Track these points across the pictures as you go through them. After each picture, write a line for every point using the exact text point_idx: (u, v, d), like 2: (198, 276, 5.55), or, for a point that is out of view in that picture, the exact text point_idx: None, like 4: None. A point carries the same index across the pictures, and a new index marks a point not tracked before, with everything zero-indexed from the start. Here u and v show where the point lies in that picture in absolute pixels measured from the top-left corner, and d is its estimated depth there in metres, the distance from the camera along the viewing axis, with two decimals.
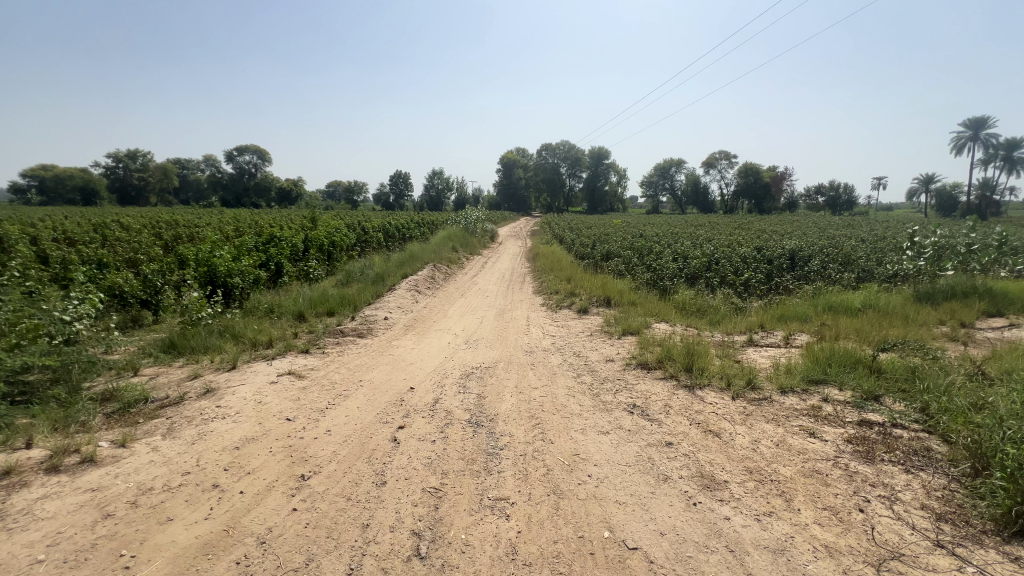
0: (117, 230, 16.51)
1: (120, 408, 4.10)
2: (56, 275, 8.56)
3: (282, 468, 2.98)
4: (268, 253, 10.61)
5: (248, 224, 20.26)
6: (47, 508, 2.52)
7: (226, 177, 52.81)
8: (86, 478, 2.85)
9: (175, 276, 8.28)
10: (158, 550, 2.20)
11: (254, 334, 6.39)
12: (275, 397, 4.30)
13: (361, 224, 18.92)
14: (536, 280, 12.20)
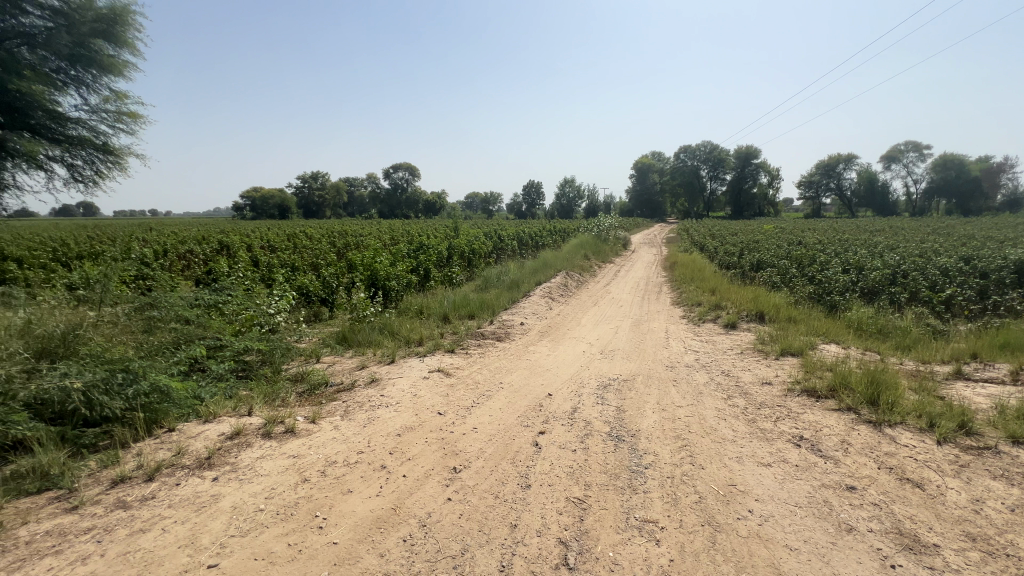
0: (304, 240, 19.94)
1: (308, 389, 4.90)
2: (264, 276, 10.65)
3: (437, 458, 3.25)
4: (418, 260, 11.80)
5: (402, 233, 22.83)
6: (264, 467, 3.10)
7: (384, 192, 60.10)
8: (289, 445, 3.45)
9: (346, 279, 9.69)
10: (342, 517, 2.55)
11: (408, 333, 7.13)
12: (428, 391, 4.72)
13: (497, 233, 19.97)
14: (674, 290, 11.53)
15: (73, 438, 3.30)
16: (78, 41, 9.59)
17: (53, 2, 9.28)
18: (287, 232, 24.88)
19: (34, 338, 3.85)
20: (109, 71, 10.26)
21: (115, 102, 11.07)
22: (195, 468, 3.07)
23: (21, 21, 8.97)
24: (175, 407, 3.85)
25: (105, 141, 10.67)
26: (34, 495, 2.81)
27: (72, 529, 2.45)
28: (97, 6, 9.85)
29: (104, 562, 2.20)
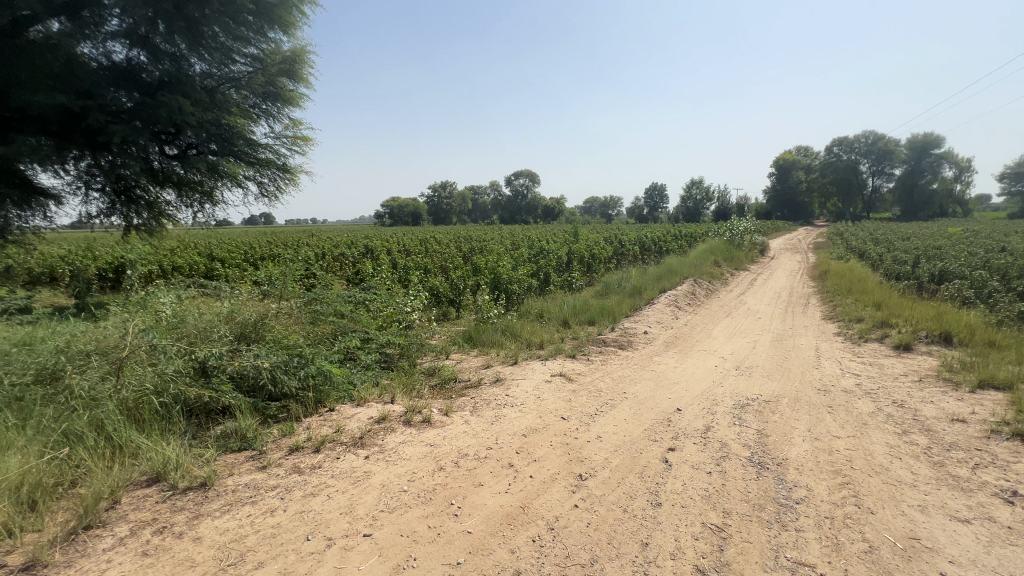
0: (436, 244, 21.63)
1: (440, 383, 5.28)
2: (402, 277, 11.78)
3: (562, 463, 3.26)
4: (539, 265, 12.02)
5: (522, 239, 23.52)
6: (405, 451, 3.41)
7: (506, 198, 62.57)
8: (426, 434, 3.74)
9: (472, 282, 10.26)
10: (475, 508, 2.69)
11: (530, 336, 7.29)
12: (551, 395, 4.77)
13: (618, 238, 19.52)
14: (825, 303, 10.12)
15: (262, 409, 4.00)
16: (269, 80, 11.63)
17: (253, 50, 11.40)
18: (419, 238, 27.23)
19: (237, 323, 4.72)
20: (289, 103, 12.25)
21: (292, 129, 13.19)
22: (351, 446, 3.49)
23: (232, 68, 11.17)
24: (335, 390, 4.43)
25: (284, 162, 12.77)
26: (236, 452, 3.45)
27: (263, 485, 2.95)
28: (284, 50, 11.86)
29: (286, 517, 2.60)
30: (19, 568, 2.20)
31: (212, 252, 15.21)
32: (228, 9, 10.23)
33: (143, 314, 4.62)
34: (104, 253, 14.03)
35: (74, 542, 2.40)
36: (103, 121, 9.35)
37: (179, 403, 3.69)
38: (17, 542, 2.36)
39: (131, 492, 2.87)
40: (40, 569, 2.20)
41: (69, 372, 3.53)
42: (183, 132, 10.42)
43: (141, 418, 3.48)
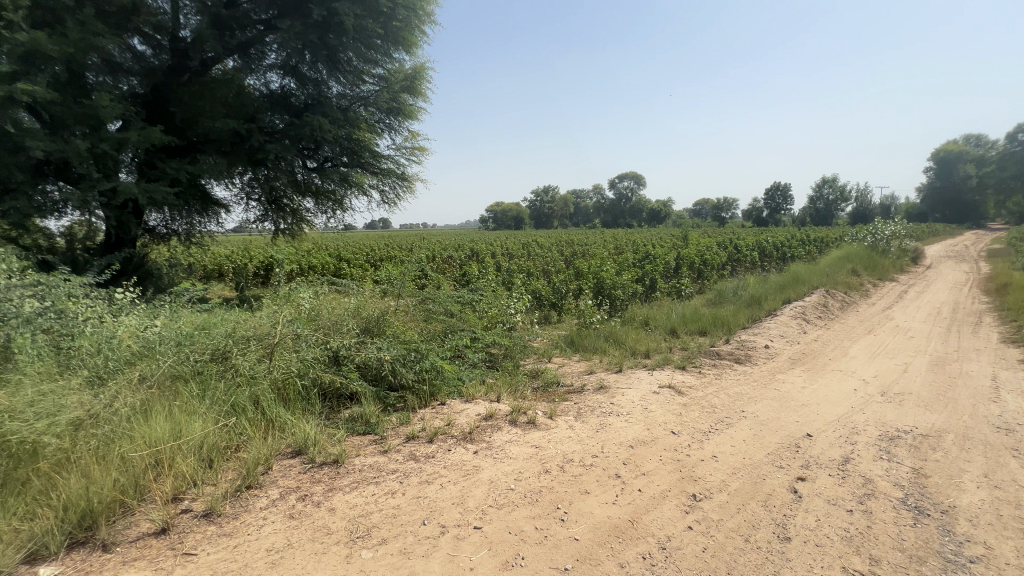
0: (538, 248, 21.88)
1: (543, 386, 5.31)
2: (505, 279, 12.10)
3: (674, 479, 3.09)
4: (644, 270, 11.55)
5: (627, 243, 22.83)
6: (511, 451, 3.48)
7: (609, 202, 61.41)
8: (531, 436, 3.79)
9: (575, 286, 10.18)
10: (582, 515, 2.66)
11: (634, 343, 7.02)
12: (659, 407, 4.55)
13: (734, 243, 18.05)
14: (1006, 323, 8.33)
15: (383, 397, 4.37)
16: (393, 97, 12.73)
17: (380, 71, 12.56)
18: (522, 241, 27.84)
19: (362, 318, 5.22)
20: (409, 116, 13.29)
21: (411, 140, 14.29)
22: (461, 439, 3.66)
23: (362, 88, 12.43)
24: (445, 385, 4.67)
25: (403, 171, 13.86)
26: (362, 435, 3.80)
27: (385, 467, 3.21)
28: (406, 68, 12.90)
29: (405, 500, 2.80)
30: (201, 513, 2.65)
31: (341, 253, 17.03)
32: (361, 36, 11.40)
33: (288, 306, 5.31)
34: (258, 253, 16.45)
35: (239, 498, 2.83)
36: (262, 141, 10.98)
37: (316, 386, 4.18)
38: (200, 490, 2.85)
39: (281, 461, 3.30)
40: (216, 517, 2.63)
41: (235, 353, 4.18)
42: (322, 146, 11.83)
43: (288, 396, 4.00)
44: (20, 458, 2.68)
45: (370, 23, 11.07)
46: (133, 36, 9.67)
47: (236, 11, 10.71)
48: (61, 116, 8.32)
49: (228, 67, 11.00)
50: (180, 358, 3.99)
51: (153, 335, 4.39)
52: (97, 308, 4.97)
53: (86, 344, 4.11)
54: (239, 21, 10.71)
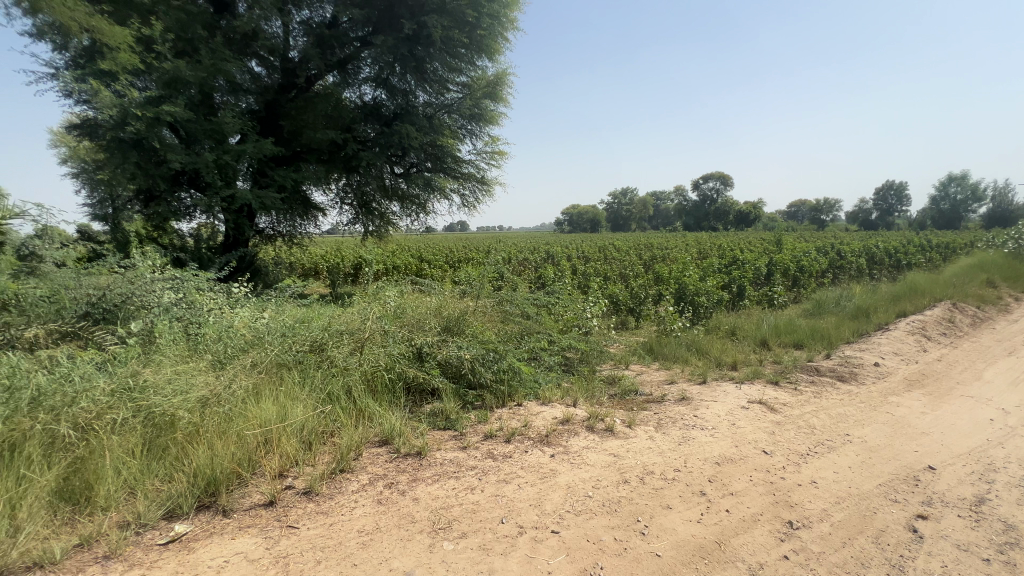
0: (615, 251, 21.36)
1: (620, 394, 5.15)
2: (581, 283, 11.96)
3: (766, 503, 2.87)
4: (731, 276, 10.84)
5: (711, 247, 21.58)
6: (589, 457, 3.44)
7: (692, 203, 58.56)
8: (609, 443, 3.71)
9: (655, 292, 9.79)
10: (663, 531, 2.56)
11: (720, 354, 6.60)
12: (749, 423, 4.24)
13: (836, 248, 16.36)
14: None
15: (462, 395, 4.50)
16: (475, 103, 13.13)
17: (464, 79, 13.01)
18: (599, 244, 27.40)
19: (443, 317, 5.42)
20: (490, 122, 13.62)
21: (491, 145, 14.64)
22: (538, 442, 3.67)
23: (447, 96, 12.95)
24: (522, 387, 4.71)
25: (483, 175, 14.24)
26: (442, 430, 3.95)
27: (464, 463, 3.31)
28: (488, 75, 13.24)
29: (484, 497, 2.87)
30: (302, 490, 2.91)
31: (422, 254, 17.86)
32: (448, 47, 11.88)
33: (376, 304, 5.66)
34: (349, 253, 17.73)
35: (334, 479, 3.06)
36: (356, 150, 11.83)
37: (401, 380, 4.41)
38: (302, 470, 3.13)
39: (370, 449, 3.53)
40: (315, 495, 2.87)
41: (330, 346, 4.54)
42: (409, 153, 12.50)
43: (376, 388, 4.26)
44: (159, 427, 3.07)
45: (456, 33, 11.51)
46: (252, 59, 10.87)
47: (336, 30, 11.65)
48: (195, 132, 9.56)
49: (329, 82, 12.00)
50: (284, 348, 4.41)
51: (262, 326, 4.90)
52: (218, 300, 5.63)
53: (209, 332, 4.68)
54: (339, 39, 11.64)
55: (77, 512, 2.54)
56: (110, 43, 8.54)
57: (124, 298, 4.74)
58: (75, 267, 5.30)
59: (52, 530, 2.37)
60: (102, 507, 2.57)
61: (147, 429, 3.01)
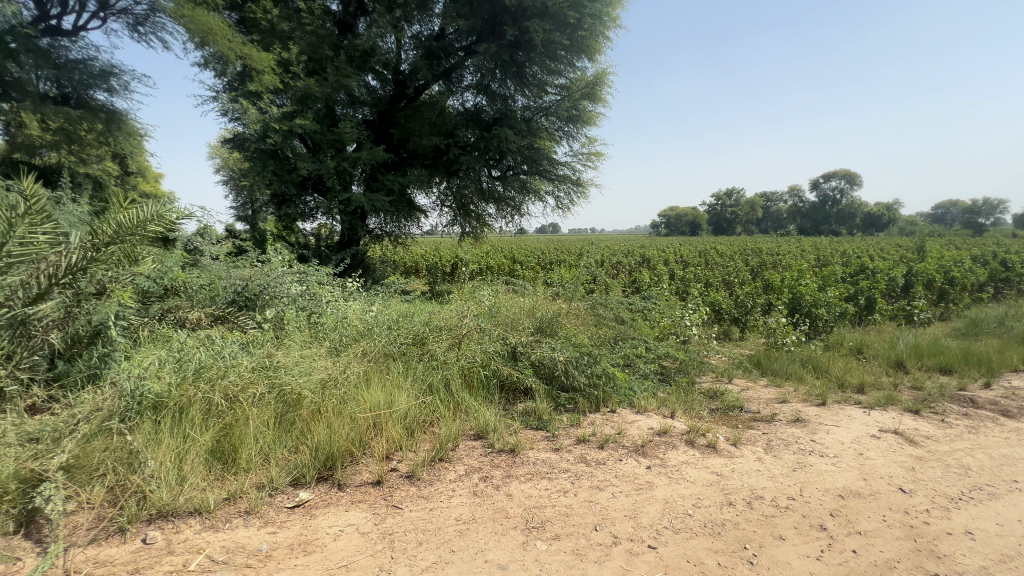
0: (718, 256, 20.00)
1: (722, 409, 4.79)
2: (679, 289, 11.38)
3: (905, 550, 2.49)
4: (858, 287, 9.58)
5: (832, 253, 19.29)
6: (689, 474, 3.24)
7: (809, 204, 52.86)
8: (710, 461, 3.47)
9: (763, 301, 8.98)
10: (775, 564, 2.33)
11: (843, 373, 5.86)
12: (881, 455, 3.71)
13: (999, 257, 13.74)
14: None
15: (554, 397, 4.49)
16: (573, 105, 13.09)
17: (563, 81, 13.03)
18: (699, 248, 25.81)
19: (537, 318, 5.46)
20: (588, 123, 13.49)
21: (588, 146, 14.49)
22: (633, 451, 3.56)
23: (545, 99, 13.07)
24: (616, 393, 4.59)
25: (579, 177, 14.14)
26: (535, 429, 3.98)
27: (556, 465, 3.30)
28: (588, 75, 13.12)
29: (577, 501, 2.84)
30: (405, 474, 3.10)
31: (515, 255, 18.20)
32: (548, 50, 11.98)
33: (472, 302, 5.86)
34: (447, 253, 18.61)
35: (434, 467, 3.23)
36: (458, 154, 12.40)
37: (496, 377, 4.52)
38: (405, 454, 3.34)
39: (466, 441, 3.67)
40: (417, 479, 3.05)
41: (430, 340, 4.80)
42: (506, 156, 12.81)
43: (472, 383, 4.41)
44: (288, 403, 3.46)
45: (557, 36, 11.54)
46: (369, 74, 11.88)
47: (443, 42, 12.31)
48: (320, 142, 10.72)
49: (434, 91, 12.72)
50: (390, 340, 4.75)
51: (371, 319, 5.32)
52: (333, 293, 6.22)
53: (327, 322, 5.19)
54: (445, 50, 12.29)
55: (225, 470, 2.95)
56: (257, 66, 9.87)
57: (261, 288, 5.43)
58: (226, 260, 6.19)
59: (207, 482, 2.78)
60: (245, 468, 2.96)
61: (279, 404, 3.41)
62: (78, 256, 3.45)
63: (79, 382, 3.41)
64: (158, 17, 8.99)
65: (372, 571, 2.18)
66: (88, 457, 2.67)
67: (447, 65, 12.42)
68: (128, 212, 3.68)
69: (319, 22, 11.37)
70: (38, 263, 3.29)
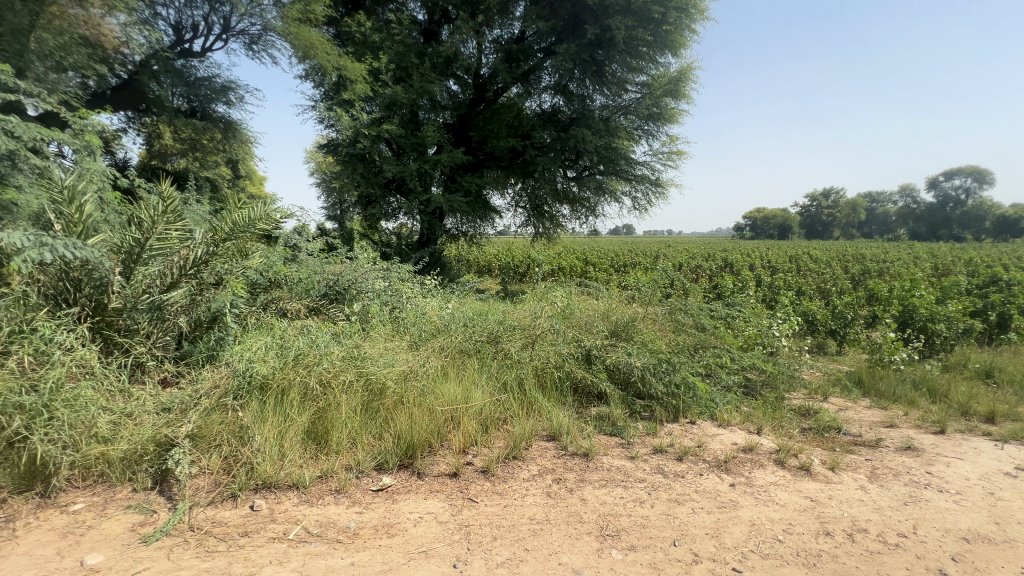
0: (811, 262, 18.36)
1: (817, 428, 4.38)
2: (765, 296, 10.60)
3: None
4: (987, 300, 8.32)
5: (953, 261, 16.96)
6: (778, 496, 3.01)
7: (925, 205, 46.83)
8: (803, 485, 3.19)
9: (866, 312, 8.10)
10: None
11: (966, 399, 5.12)
12: (1017, 497, 3.19)
13: None
14: None
15: (629, 404, 4.36)
16: (654, 102, 12.65)
17: (644, 78, 12.64)
18: (789, 253, 23.76)
19: (612, 321, 5.33)
20: (669, 120, 12.98)
21: (668, 144, 13.94)
22: (715, 466, 3.36)
23: (625, 97, 12.75)
24: (696, 404, 4.36)
25: (658, 177, 13.66)
26: (608, 435, 3.89)
27: (632, 474, 3.21)
28: (671, 71, 12.61)
29: (654, 513, 2.74)
30: (480, 469, 3.18)
31: (588, 257, 17.96)
32: (630, 47, 11.65)
33: (545, 303, 5.86)
34: (519, 253, 18.80)
35: (508, 464, 3.28)
36: (534, 155, 12.48)
37: (569, 379, 4.49)
38: (480, 450, 3.42)
39: (539, 441, 3.68)
40: (491, 475, 3.11)
41: (504, 339, 4.87)
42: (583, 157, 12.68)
43: (545, 383, 4.42)
44: (374, 392, 3.66)
45: (640, 32, 11.18)
46: (451, 79, 12.31)
47: (523, 44, 12.42)
48: (404, 145, 11.32)
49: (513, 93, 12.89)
50: (465, 336, 4.88)
51: (447, 316, 5.50)
52: (413, 290, 6.51)
53: (407, 317, 5.45)
54: (525, 52, 12.39)
55: (319, 450, 3.19)
56: (351, 76, 10.61)
57: (350, 282, 5.83)
58: (319, 256, 6.71)
59: (304, 460, 3.03)
60: (335, 450, 3.18)
61: (365, 392, 3.62)
62: (201, 251, 3.88)
63: (201, 362, 3.84)
64: (269, 36, 10.00)
65: (450, 560, 2.25)
66: (208, 428, 3.01)
67: (526, 67, 12.54)
68: (241, 212, 4.14)
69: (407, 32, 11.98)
70: (171, 255, 3.81)
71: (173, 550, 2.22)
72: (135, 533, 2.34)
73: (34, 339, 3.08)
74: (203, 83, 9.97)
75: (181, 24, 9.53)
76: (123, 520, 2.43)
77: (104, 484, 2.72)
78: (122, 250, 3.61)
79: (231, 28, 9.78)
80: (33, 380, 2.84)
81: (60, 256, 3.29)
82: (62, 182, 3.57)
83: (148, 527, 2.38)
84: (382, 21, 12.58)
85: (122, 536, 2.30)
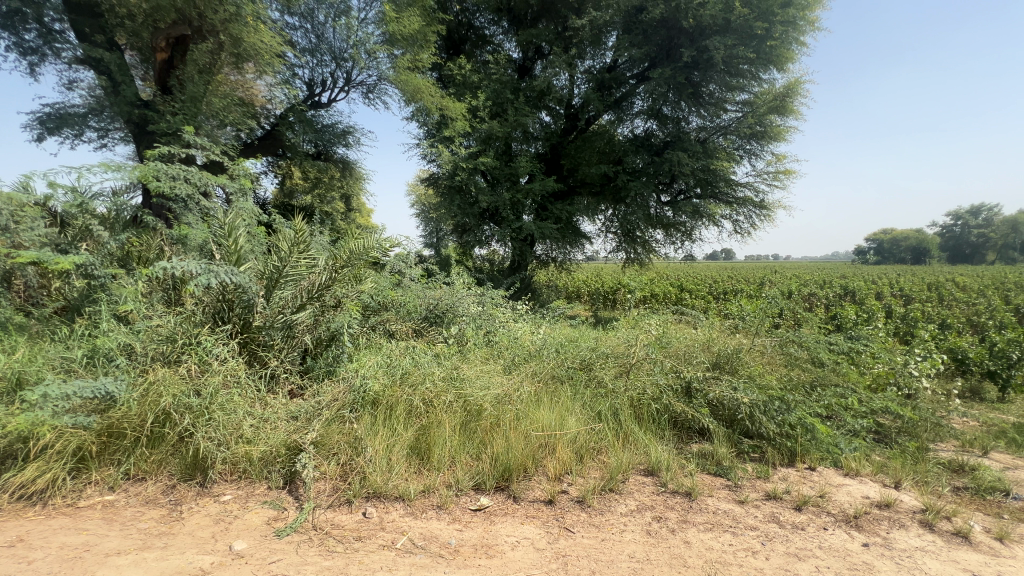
0: (960, 291, 15.74)
1: (973, 488, 3.67)
2: (898, 329, 9.29)
3: None
4: None
5: None
6: (928, 565, 2.57)
7: None
8: (960, 555, 2.70)
9: None
10: None
11: None
12: None
13: None
14: None
15: (736, 442, 4.04)
16: (757, 120, 11.95)
17: (746, 96, 12.03)
18: (927, 282, 20.52)
19: (714, 352, 4.97)
20: (774, 138, 12.16)
21: (775, 164, 13.03)
22: (843, 521, 2.98)
23: (723, 117, 12.26)
24: (817, 449, 3.91)
25: (762, 199, 12.79)
26: (713, 475, 3.63)
27: (742, 520, 2.95)
28: (776, 88, 11.89)
29: (770, 566, 2.49)
30: (576, 498, 3.14)
31: (683, 283, 17.06)
32: (730, 66, 11.18)
33: (640, 331, 5.66)
34: (610, 279, 18.46)
35: (604, 496, 3.19)
36: (626, 181, 12.37)
37: (668, 412, 4.26)
38: (576, 478, 3.37)
39: (636, 476, 3.53)
40: (588, 506, 3.05)
41: (597, 366, 4.81)
42: (678, 180, 12.30)
43: (641, 415, 4.25)
44: (471, 413, 3.79)
45: (741, 49, 10.69)
46: (544, 110, 12.73)
47: (615, 72, 12.49)
48: (499, 175, 11.86)
49: (605, 120, 12.96)
50: (558, 362, 4.91)
51: (540, 341, 5.57)
52: (506, 315, 6.73)
53: (501, 341, 5.63)
54: (617, 80, 12.44)
55: (422, 465, 3.36)
56: (452, 115, 11.42)
57: (447, 307, 6.14)
58: (420, 281, 7.17)
59: (408, 474, 3.21)
60: (436, 466, 3.33)
61: (463, 412, 3.76)
62: (324, 276, 4.37)
63: (321, 376, 4.28)
64: (383, 85, 11.21)
65: None
66: (328, 437, 3.32)
67: (619, 94, 12.54)
68: (356, 242, 4.61)
69: (503, 70, 12.66)
70: (300, 281, 4.31)
71: (300, 545, 2.47)
72: (270, 526, 2.64)
73: (198, 350, 3.66)
74: (327, 129, 11.30)
75: (313, 80, 11.00)
76: (261, 513, 2.76)
77: (246, 480, 3.12)
78: (266, 275, 4.17)
79: (353, 81, 11.12)
80: (197, 386, 3.36)
81: (220, 281, 3.87)
82: (223, 219, 4.24)
83: (281, 523, 2.68)
84: (480, 62, 13.45)
85: (260, 528, 2.61)
